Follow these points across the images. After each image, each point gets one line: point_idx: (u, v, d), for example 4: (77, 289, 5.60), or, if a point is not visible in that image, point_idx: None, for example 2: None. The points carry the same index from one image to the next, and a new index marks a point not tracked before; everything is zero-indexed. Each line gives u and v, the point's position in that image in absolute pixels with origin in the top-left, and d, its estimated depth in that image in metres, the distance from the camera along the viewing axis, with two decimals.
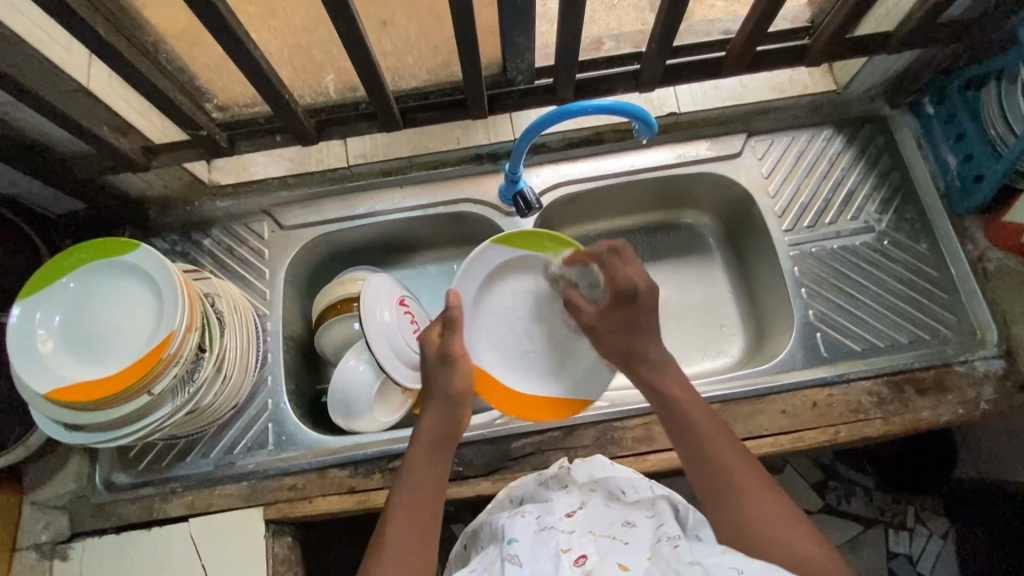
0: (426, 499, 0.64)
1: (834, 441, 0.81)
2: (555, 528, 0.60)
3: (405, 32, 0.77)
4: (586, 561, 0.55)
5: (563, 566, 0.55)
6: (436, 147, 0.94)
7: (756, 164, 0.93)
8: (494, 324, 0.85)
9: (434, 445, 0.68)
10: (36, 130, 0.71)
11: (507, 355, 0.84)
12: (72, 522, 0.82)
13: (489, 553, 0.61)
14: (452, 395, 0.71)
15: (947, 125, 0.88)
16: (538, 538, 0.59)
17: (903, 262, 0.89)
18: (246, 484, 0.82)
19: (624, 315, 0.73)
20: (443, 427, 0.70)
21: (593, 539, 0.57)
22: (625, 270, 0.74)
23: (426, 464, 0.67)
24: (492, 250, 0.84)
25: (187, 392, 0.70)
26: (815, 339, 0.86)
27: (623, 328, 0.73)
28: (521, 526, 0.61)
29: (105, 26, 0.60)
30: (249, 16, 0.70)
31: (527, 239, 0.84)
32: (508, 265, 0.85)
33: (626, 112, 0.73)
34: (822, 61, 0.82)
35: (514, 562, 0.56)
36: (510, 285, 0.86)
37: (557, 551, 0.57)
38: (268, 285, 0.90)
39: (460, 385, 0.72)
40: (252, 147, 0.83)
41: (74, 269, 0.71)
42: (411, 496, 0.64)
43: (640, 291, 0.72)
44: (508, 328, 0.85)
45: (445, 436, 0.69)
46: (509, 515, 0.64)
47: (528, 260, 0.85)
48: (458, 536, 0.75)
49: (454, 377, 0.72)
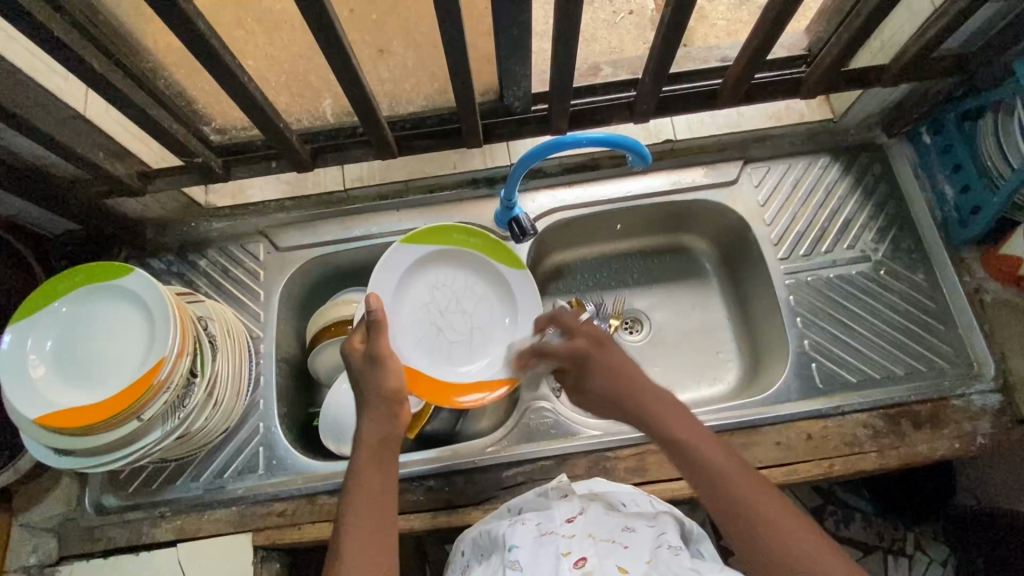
0: (379, 504, 0.62)
1: (829, 474, 0.80)
2: (555, 533, 0.61)
3: (402, 60, 0.77)
4: (585, 563, 0.55)
5: (563, 568, 0.55)
6: (433, 171, 0.95)
7: (753, 192, 0.93)
8: (417, 323, 0.84)
9: (378, 449, 0.65)
10: (30, 154, 0.72)
11: (432, 350, 0.84)
12: (59, 546, 0.81)
13: (491, 562, 0.62)
14: (385, 393, 0.67)
15: (944, 156, 0.88)
16: (537, 542, 0.60)
17: (900, 292, 0.88)
18: (236, 509, 0.82)
19: (592, 380, 0.71)
20: (387, 427, 0.66)
21: (592, 542, 0.58)
22: (583, 332, 0.75)
23: (371, 472, 0.64)
24: (398, 252, 0.83)
25: (178, 418, 0.70)
26: (811, 370, 0.85)
27: (601, 393, 0.70)
28: (521, 533, 0.62)
29: (100, 59, 0.60)
30: (245, 43, 0.70)
31: (432, 232, 0.85)
32: (416, 262, 0.84)
33: (620, 144, 0.73)
34: (818, 93, 0.82)
35: (515, 568, 0.57)
36: (425, 281, 0.86)
37: (558, 554, 0.57)
38: (262, 308, 0.90)
39: (390, 381, 0.68)
40: (249, 173, 0.83)
41: (68, 292, 0.71)
42: (364, 506, 0.61)
43: (593, 351, 0.72)
44: (429, 324, 0.85)
45: (389, 440, 0.66)
46: (509, 523, 0.65)
47: (438, 254, 0.86)
48: (461, 541, 0.74)
49: (383, 373, 0.68)
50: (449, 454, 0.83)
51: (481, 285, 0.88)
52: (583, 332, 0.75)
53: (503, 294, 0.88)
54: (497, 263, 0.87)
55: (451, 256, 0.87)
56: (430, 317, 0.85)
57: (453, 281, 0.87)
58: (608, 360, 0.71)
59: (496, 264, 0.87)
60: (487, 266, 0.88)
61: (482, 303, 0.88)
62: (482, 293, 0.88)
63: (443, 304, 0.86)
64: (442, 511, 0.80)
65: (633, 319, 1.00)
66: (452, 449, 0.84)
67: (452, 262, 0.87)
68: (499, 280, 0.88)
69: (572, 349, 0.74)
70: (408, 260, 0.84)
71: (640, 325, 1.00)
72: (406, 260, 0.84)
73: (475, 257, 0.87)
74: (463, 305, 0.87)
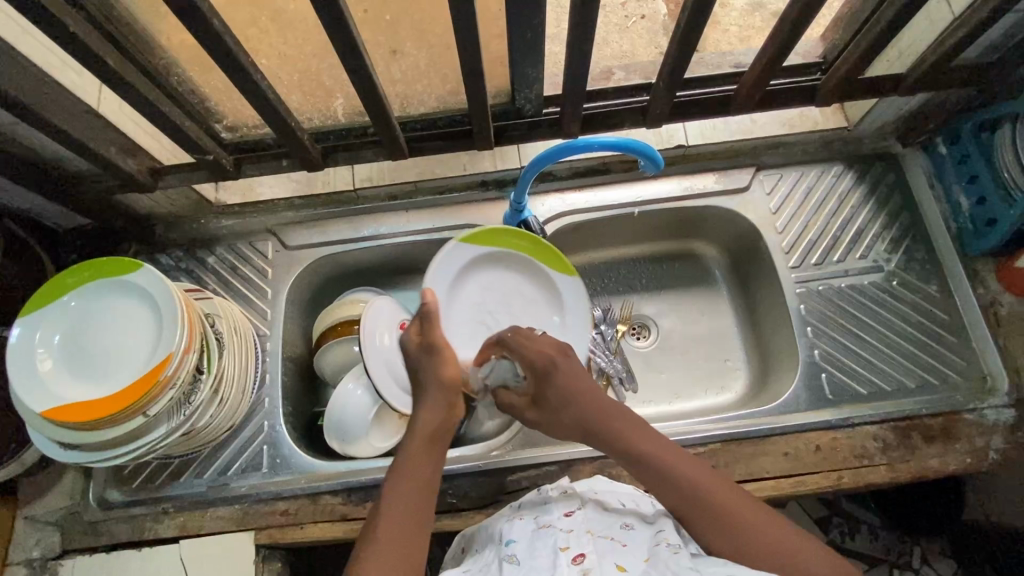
0: (424, 493, 0.61)
1: (837, 486, 0.79)
2: (553, 527, 0.60)
3: (415, 60, 0.77)
4: (584, 560, 0.54)
5: (561, 564, 0.55)
6: (442, 173, 0.95)
7: (764, 200, 0.93)
8: (469, 319, 0.86)
9: (429, 441, 0.64)
10: (42, 149, 0.72)
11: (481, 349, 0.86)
12: (63, 539, 0.82)
13: (484, 556, 0.61)
14: (446, 386, 0.69)
15: (960, 166, 0.86)
16: (535, 536, 0.59)
17: (912, 303, 0.87)
18: (239, 507, 0.82)
19: (553, 393, 0.69)
20: (440, 420, 0.67)
21: (591, 538, 0.57)
22: (540, 343, 0.73)
23: (422, 459, 0.63)
24: (457, 248, 0.85)
25: (183, 414, 0.70)
26: (820, 380, 0.84)
27: (563, 408, 0.68)
28: (520, 527, 0.62)
29: (115, 55, 0.60)
30: (258, 40, 0.70)
31: (486, 235, 0.86)
32: (473, 261, 0.87)
33: (633, 149, 0.73)
34: (834, 101, 0.81)
35: (511, 563, 0.57)
36: (478, 280, 0.88)
37: (556, 549, 0.56)
38: (269, 305, 0.90)
39: (450, 373, 0.70)
40: (260, 171, 0.83)
41: (77, 287, 0.71)
42: (406, 491, 0.60)
43: (556, 363, 0.70)
44: (480, 323, 0.87)
45: (441, 432, 0.66)
46: (508, 520, 0.65)
47: (493, 255, 0.88)
48: (458, 537, 0.72)
49: (442, 364, 0.71)
50: (453, 457, 0.83)
51: (531, 288, 0.89)
52: (544, 340, 0.74)
53: (551, 298, 0.89)
54: (550, 270, 0.88)
55: (505, 260, 0.88)
56: (480, 315, 0.87)
57: (506, 282, 0.89)
58: (571, 373, 0.69)
59: (550, 271, 0.88)
60: (539, 271, 0.89)
61: (531, 306, 0.89)
62: (535, 296, 0.89)
63: (495, 305, 0.88)
64: (445, 514, 0.80)
65: (640, 325, 1.00)
66: (458, 452, 0.83)
67: (506, 264, 0.89)
68: (551, 287, 0.89)
69: (536, 356, 0.71)
70: (460, 262, 0.86)
71: (647, 330, 0.99)
72: (464, 257, 0.86)
73: (528, 261, 0.88)
74: (515, 307, 0.88)
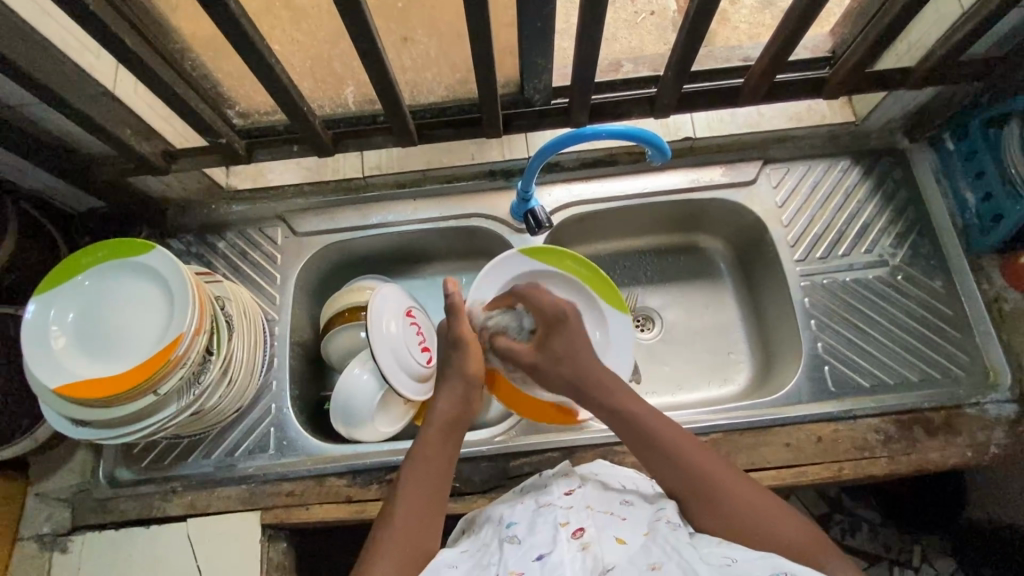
0: (438, 476, 0.65)
1: (837, 478, 0.79)
2: (554, 505, 0.62)
3: (425, 49, 0.78)
4: (584, 534, 0.56)
5: (561, 538, 0.56)
6: (449, 162, 0.95)
7: (770, 193, 0.93)
8: None
9: (446, 430, 0.68)
10: (59, 130, 0.73)
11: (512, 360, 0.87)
12: (73, 516, 0.83)
13: (484, 535, 0.62)
14: (469, 377, 0.72)
15: (967, 162, 0.86)
16: (536, 514, 0.61)
17: (916, 298, 0.88)
18: (246, 487, 0.83)
19: (559, 344, 0.75)
20: (457, 410, 0.70)
21: (590, 514, 0.59)
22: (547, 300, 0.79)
23: (438, 446, 0.67)
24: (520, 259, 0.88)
25: (193, 394, 0.71)
26: (823, 373, 0.85)
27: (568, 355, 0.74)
28: (520, 508, 0.63)
29: (133, 37, 0.61)
30: (272, 27, 0.71)
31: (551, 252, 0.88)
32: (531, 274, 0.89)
33: (639, 137, 0.73)
34: (841, 94, 0.82)
35: (513, 542, 0.58)
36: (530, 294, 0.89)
37: (556, 524, 0.58)
38: (278, 290, 0.91)
39: (474, 367, 0.73)
40: (270, 156, 0.84)
41: (91, 267, 0.73)
42: (421, 474, 0.64)
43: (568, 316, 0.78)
44: None
45: (457, 421, 0.69)
46: (509, 502, 0.66)
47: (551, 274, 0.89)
48: (459, 520, 0.73)
49: (467, 358, 0.73)
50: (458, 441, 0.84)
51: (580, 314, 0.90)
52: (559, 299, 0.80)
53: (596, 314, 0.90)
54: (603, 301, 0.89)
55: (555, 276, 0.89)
56: None
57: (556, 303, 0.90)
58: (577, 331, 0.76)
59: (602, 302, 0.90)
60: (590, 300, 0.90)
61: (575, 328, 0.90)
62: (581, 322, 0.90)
63: None
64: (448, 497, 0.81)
65: (645, 317, 1.00)
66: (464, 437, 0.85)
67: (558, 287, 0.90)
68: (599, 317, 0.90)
69: (551, 307, 0.78)
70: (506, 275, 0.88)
71: (651, 323, 1.00)
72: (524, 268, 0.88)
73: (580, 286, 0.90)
74: None
